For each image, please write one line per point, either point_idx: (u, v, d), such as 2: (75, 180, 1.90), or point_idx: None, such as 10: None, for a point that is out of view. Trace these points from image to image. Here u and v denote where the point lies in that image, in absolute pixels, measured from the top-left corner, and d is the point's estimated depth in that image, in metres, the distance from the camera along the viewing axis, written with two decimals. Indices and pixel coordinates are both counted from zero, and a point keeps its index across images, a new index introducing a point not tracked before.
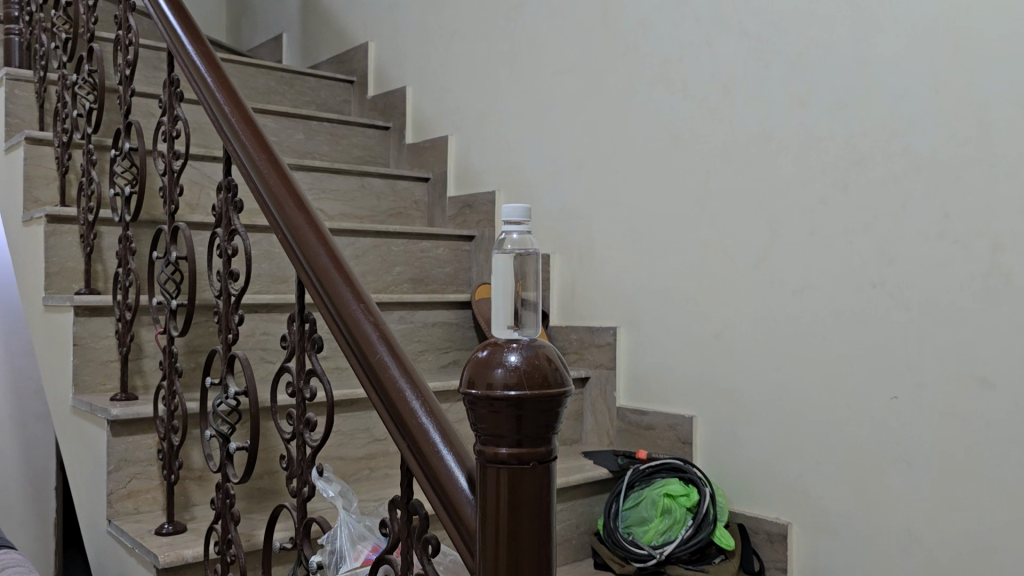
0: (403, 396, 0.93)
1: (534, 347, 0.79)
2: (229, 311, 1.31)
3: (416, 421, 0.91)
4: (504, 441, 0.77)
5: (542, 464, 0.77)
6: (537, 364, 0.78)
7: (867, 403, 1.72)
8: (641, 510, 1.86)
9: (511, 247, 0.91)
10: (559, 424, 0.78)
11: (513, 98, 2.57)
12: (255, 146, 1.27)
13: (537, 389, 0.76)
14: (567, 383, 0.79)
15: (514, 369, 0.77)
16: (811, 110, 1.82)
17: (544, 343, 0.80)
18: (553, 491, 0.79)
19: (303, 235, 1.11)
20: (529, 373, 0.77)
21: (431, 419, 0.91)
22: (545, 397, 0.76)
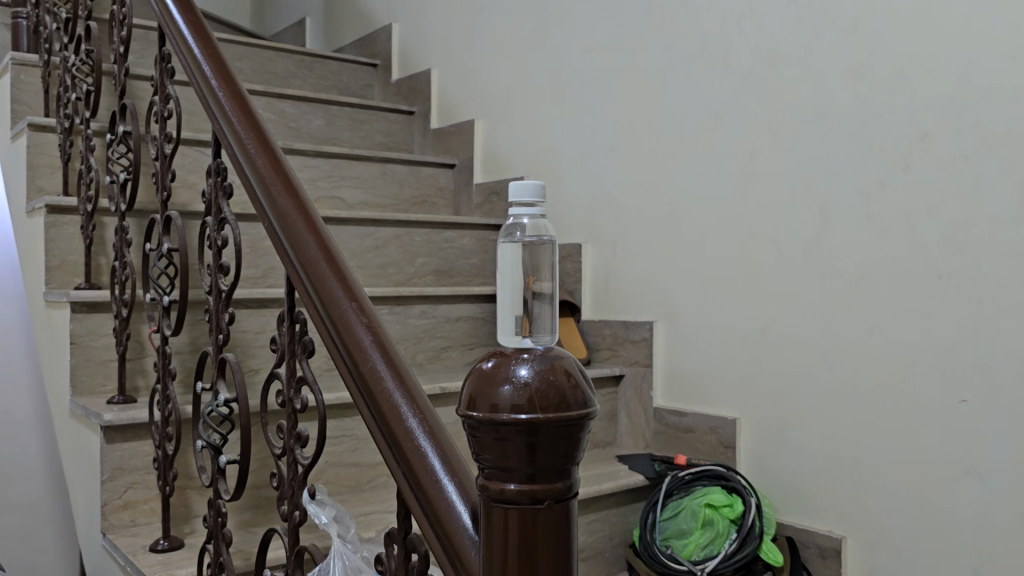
0: (399, 415, 0.79)
1: (550, 358, 0.64)
2: (219, 308, 1.18)
3: (413, 443, 0.77)
4: (513, 476, 0.62)
5: (559, 504, 0.63)
6: (554, 381, 0.63)
7: (931, 407, 1.55)
8: (681, 522, 1.71)
9: (521, 238, 0.78)
10: (581, 454, 0.64)
11: (542, 78, 2.42)
12: (243, 125, 1.13)
13: (552, 413, 0.62)
14: (590, 405, 0.64)
15: (525, 386, 0.62)
16: (868, 83, 1.65)
17: (563, 354, 0.66)
18: (575, 535, 0.64)
19: (290, 223, 0.97)
20: (543, 393, 0.62)
21: (431, 439, 0.77)
22: (562, 423, 0.62)
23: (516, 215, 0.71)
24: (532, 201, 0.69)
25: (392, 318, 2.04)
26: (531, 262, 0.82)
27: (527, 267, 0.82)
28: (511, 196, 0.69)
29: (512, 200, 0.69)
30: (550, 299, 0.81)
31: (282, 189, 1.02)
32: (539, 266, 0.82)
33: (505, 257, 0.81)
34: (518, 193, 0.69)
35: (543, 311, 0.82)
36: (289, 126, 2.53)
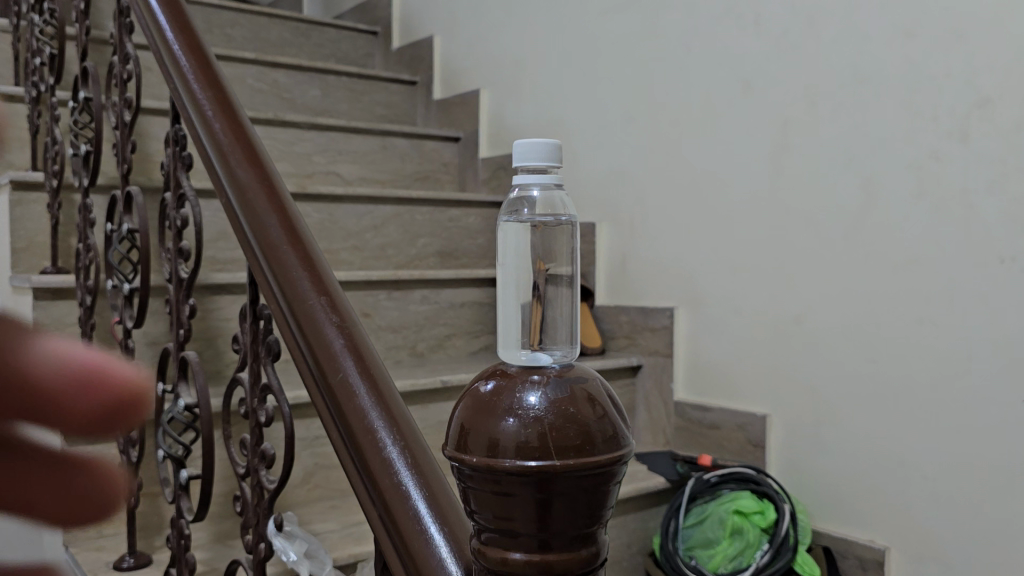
0: (375, 440, 0.62)
1: (569, 382, 0.48)
2: (179, 299, 1.03)
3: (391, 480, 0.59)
4: (520, 542, 0.46)
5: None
6: (575, 414, 0.47)
7: (989, 406, 1.39)
8: (706, 530, 1.55)
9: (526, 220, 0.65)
10: (609, 511, 0.48)
11: (553, 44, 2.24)
12: (200, 83, 0.95)
13: (572, 459, 0.45)
14: (623, 447, 0.48)
15: (536, 420, 0.46)
16: (917, 42, 1.47)
17: (586, 374, 0.50)
18: None
19: (250, 198, 0.81)
20: (559, 430, 0.46)
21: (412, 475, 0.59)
22: (586, 472, 0.46)
23: (523, 186, 0.57)
24: (542, 165, 0.55)
25: (391, 304, 1.87)
26: (542, 244, 0.70)
27: (537, 250, 0.70)
28: (519, 155, 0.55)
29: (519, 163, 0.55)
30: (566, 291, 0.69)
31: (243, 158, 0.85)
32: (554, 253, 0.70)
33: (513, 239, 0.67)
34: (529, 154, 0.55)
35: (557, 305, 0.69)
36: (283, 97, 2.36)
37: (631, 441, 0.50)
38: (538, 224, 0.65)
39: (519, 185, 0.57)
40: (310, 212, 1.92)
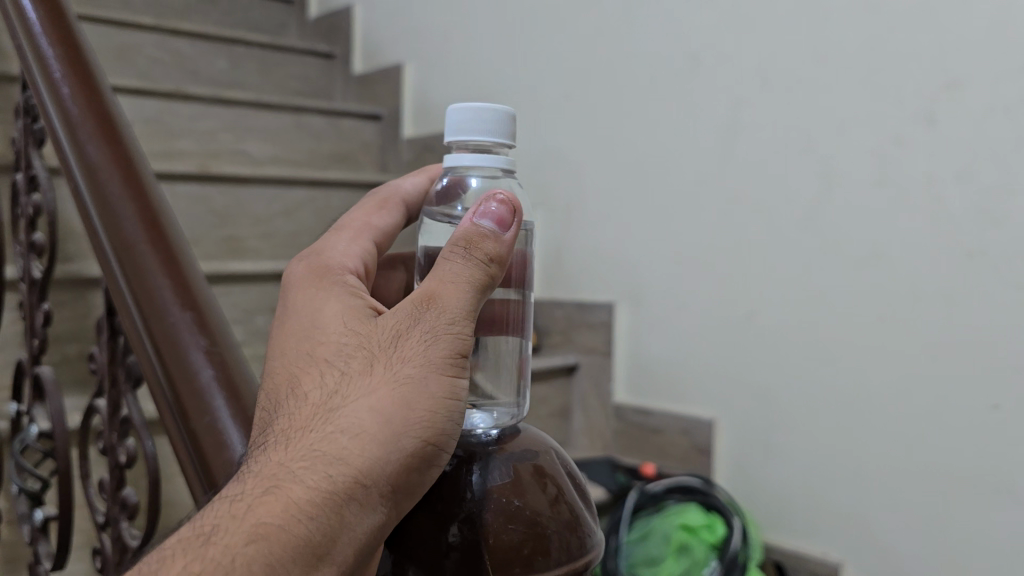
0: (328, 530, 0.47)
1: (511, 462, 0.44)
2: (31, 304, 0.85)
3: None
4: None
5: None
6: (517, 508, 0.41)
7: (955, 415, 1.28)
8: (650, 546, 1.42)
9: None
10: None
11: (481, 16, 2.08)
12: (48, 34, 0.76)
13: (518, 567, 0.39)
14: (585, 549, 0.42)
15: (467, 521, 0.40)
16: (882, 18, 1.35)
17: (538, 453, 0.45)
18: None
19: (100, 178, 0.63)
20: (497, 531, 0.40)
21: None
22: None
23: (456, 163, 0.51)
24: (485, 140, 0.49)
25: None
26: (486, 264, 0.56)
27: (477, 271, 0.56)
28: (453, 132, 0.50)
29: (457, 139, 0.49)
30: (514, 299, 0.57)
31: (96, 133, 0.67)
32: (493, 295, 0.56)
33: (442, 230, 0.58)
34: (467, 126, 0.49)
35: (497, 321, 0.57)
36: (185, 68, 2.14)
37: (600, 538, 0.44)
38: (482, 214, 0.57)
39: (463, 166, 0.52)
40: (214, 194, 1.72)
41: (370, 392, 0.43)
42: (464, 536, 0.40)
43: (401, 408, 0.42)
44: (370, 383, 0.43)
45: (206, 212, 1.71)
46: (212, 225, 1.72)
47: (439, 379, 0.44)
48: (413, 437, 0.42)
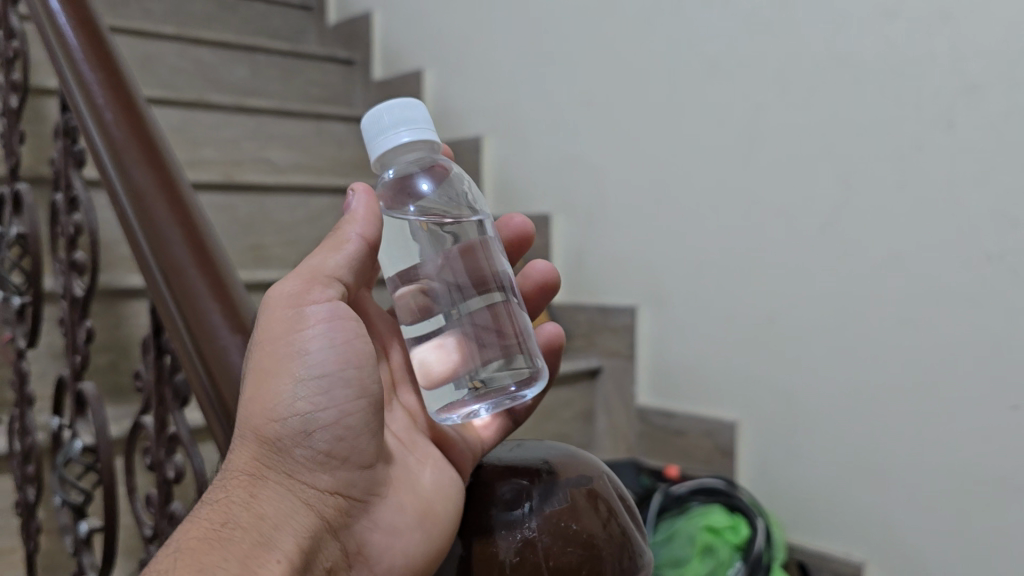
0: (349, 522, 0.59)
1: (567, 488, 0.56)
2: (73, 321, 0.87)
3: (365, 520, 0.60)
4: None
5: None
6: (567, 529, 0.53)
7: (976, 417, 1.29)
8: (675, 548, 1.43)
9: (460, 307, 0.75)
10: None
11: (501, 20, 2.10)
12: (88, 60, 0.78)
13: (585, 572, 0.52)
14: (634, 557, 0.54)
15: (528, 541, 0.52)
16: (899, 22, 1.35)
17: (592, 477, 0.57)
18: None
19: (148, 206, 0.66)
20: (554, 550, 0.52)
21: (387, 520, 0.61)
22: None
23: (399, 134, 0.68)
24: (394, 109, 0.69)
25: None
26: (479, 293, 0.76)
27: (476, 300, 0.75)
28: (383, 117, 0.69)
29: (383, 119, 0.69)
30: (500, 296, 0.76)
31: (141, 158, 0.69)
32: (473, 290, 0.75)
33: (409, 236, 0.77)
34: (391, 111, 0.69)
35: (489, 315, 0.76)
36: (208, 77, 2.16)
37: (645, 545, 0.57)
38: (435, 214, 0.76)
39: (394, 155, 0.70)
40: (238, 202, 1.74)
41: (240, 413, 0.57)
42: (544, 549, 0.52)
43: (260, 405, 0.57)
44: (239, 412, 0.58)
45: (232, 220, 1.73)
46: (237, 234, 1.74)
47: (281, 355, 0.58)
48: (274, 419, 0.56)
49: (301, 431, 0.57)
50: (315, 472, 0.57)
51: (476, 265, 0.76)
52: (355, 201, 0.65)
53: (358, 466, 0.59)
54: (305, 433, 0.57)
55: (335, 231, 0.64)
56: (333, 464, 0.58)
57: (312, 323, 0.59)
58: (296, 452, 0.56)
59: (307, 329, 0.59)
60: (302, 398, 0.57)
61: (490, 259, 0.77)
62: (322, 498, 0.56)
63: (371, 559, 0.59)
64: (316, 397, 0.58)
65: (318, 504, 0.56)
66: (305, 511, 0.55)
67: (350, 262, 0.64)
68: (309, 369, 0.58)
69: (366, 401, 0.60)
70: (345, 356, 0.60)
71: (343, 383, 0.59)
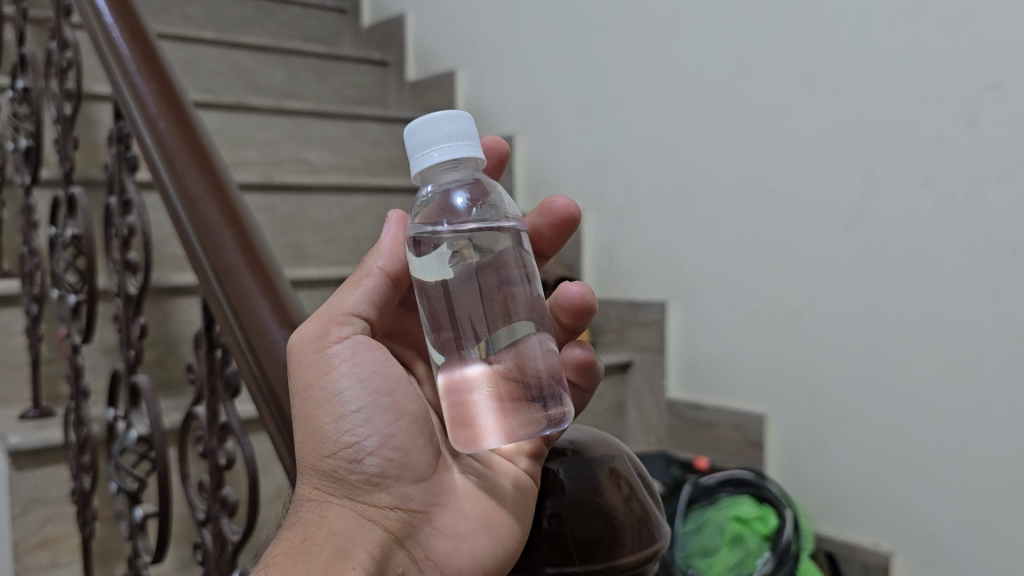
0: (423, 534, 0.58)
1: (575, 441, 0.49)
2: (128, 317, 0.92)
3: (429, 527, 0.58)
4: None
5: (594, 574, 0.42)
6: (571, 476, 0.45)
7: (1000, 410, 1.30)
8: (704, 538, 1.47)
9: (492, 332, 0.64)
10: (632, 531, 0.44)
11: (532, 21, 2.13)
12: (140, 70, 0.83)
13: (596, 561, 0.42)
14: (655, 539, 0.45)
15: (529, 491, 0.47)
16: (924, 20, 1.37)
17: (613, 451, 0.47)
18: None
19: (201, 209, 0.70)
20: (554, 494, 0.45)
21: (453, 524, 0.59)
22: (574, 506, 0.44)
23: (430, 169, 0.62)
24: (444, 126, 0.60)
25: None
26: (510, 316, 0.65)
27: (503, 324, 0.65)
28: (419, 136, 0.61)
29: (421, 140, 0.61)
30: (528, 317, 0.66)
31: (192, 164, 0.74)
32: (498, 313, 0.66)
33: (433, 256, 0.64)
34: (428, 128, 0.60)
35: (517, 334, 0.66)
36: (246, 80, 2.22)
37: (665, 522, 0.47)
38: (467, 233, 0.64)
39: (433, 173, 0.62)
40: (277, 203, 1.79)
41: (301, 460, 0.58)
42: (549, 529, 0.44)
43: (311, 449, 0.58)
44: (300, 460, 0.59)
45: (271, 220, 1.79)
46: (276, 233, 1.79)
47: (317, 396, 0.58)
48: (324, 458, 0.57)
49: (348, 461, 0.57)
50: (368, 496, 0.56)
51: (504, 285, 0.66)
52: (384, 231, 0.64)
53: (414, 480, 0.58)
54: (353, 462, 0.57)
55: (357, 266, 0.63)
56: (387, 484, 0.57)
57: (340, 363, 0.58)
58: (351, 479, 0.57)
59: (333, 366, 0.58)
60: (344, 432, 0.57)
61: (522, 280, 0.66)
62: (381, 517, 0.56)
63: (442, 562, 0.58)
64: (355, 427, 0.57)
65: (378, 525, 0.55)
66: (365, 534, 0.54)
67: (371, 297, 0.62)
68: (343, 402, 0.57)
69: (406, 419, 0.59)
70: (377, 384, 0.58)
71: (377, 406, 0.58)
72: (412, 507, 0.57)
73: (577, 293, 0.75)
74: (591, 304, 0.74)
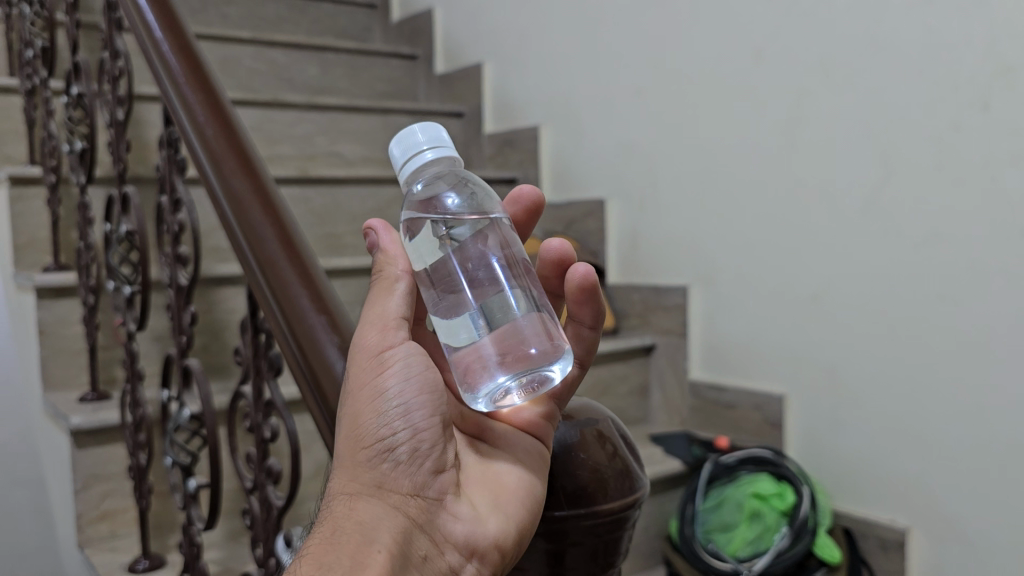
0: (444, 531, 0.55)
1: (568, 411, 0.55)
2: (179, 306, 1.01)
3: (447, 515, 0.56)
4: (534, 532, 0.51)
5: (584, 522, 0.50)
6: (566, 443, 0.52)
7: (1012, 385, 1.35)
8: (724, 514, 1.53)
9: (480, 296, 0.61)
10: (616, 484, 0.51)
11: (557, 14, 2.19)
12: (188, 80, 0.90)
13: (582, 507, 0.50)
14: (635, 490, 0.52)
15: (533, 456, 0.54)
16: (936, 9, 1.41)
17: (597, 416, 0.54)
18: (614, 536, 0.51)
19: (246, 209, 0.78)
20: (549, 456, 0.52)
21: (471, 511, 0.57)
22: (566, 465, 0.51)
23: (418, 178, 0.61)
24: (419, 138, 0.60)
25: None
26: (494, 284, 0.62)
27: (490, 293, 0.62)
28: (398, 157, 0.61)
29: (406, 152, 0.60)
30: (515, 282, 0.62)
31: (237, 168, 0.81)
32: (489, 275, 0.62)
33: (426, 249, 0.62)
34: (401, 142, 0.61)
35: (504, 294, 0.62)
36: (281, 77, 2.29)
37: (646, 477, 0.54)
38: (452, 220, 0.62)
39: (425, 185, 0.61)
40: (312, 196, 1.88)
41: (338, 454, 0.55)
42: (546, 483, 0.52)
43: (348, 442, 0.55)
44: (335, 455, 0.56)
45: (306, 212, 1.87)
46: (312, 225, 1.88)
47: (364, 390, 0.56)
48: (361, 450, 0.54)
49: (382, 453, 0.54)
50: (399, 485, 0.54)
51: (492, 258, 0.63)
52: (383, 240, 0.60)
53: (439, 470, 0.56)
54: (386, 453, 0.54)
55: (379, 272, 0.59)
56: (414, 475, 0.55)
57: (389, 363, 0.56)
58: (383, 469, 0.54)
59: (387, 360, 0.56)
60: (384, 424, 0.54)
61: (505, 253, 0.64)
62: (405, 506, 0.54)
63: (462, 549, 0.56)
64: (393, 418, 0.54)
65: (402, 515, 0.53)
66: (393, 524, 0.52)
67: (409, 301, 0.59)
68: (388, 393, 0.55)
69: (441, 413, 0.56)
70: (421, 381, 0.56)
71: (419, 398, 0.55)
72: (429, 496, 0.55)
73: (557, 247, 0.66)
74: (572, 260, 0.66)
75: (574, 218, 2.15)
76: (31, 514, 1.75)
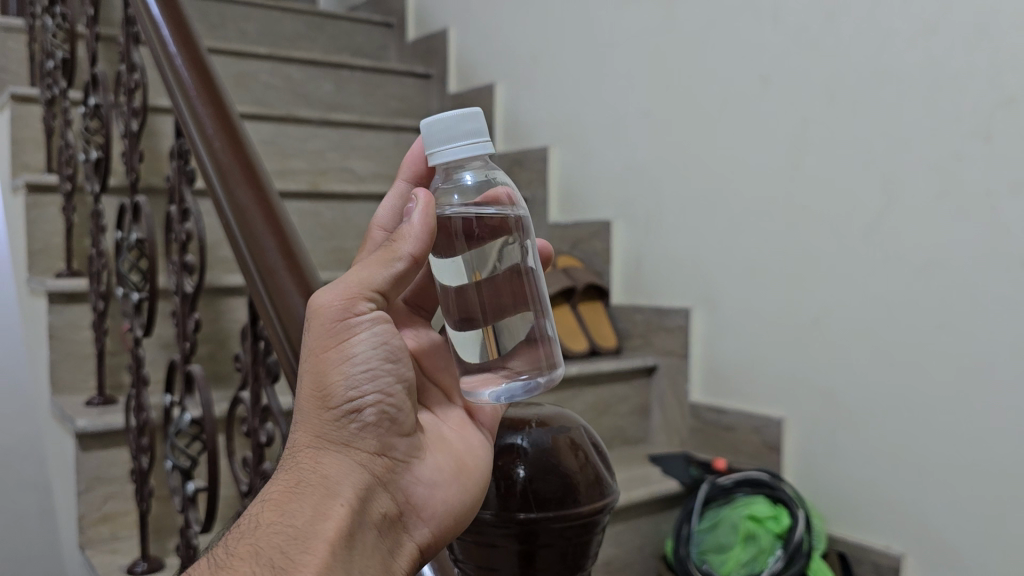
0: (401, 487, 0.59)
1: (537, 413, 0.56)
2: (184, 313, 1.04)
3: (410, 476, 0.60)
4: (498, 533, 0.53)
5: (555, 525, 0.52)
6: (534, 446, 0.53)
7: (1006, 414, 1.36)
8: (719, 535, 1.54)
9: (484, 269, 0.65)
10: (582, 490, 0.53)
11: (570, 37, 2.22)
12: (199, 95, 0.93)
13: (552, 510, 0.52)
14: (604, 497, 0.54)
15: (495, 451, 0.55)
16: (942, 39, 1.43)
17: (571, 423, 0.55)
18: (580, 539, 0.53)
19: (248, 220, 0.80)
20: (511, 455, 0.53)
21: (432, 475, 0.61)
22: (533, 468, 0.52)
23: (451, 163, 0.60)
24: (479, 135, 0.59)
25: None
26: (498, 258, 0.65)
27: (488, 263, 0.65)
28: (433, 133, 0.59)
29: (434, 146, 0.59)
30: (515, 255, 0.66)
31: (243, 180, 0.84)
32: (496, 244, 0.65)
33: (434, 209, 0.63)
34: (453, 125, 0.59)
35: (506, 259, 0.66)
36: (296, 93, 2.33)
37: (615, 483, 0.56)
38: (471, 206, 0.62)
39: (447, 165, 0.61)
40: (322, 210, 1.91)
41: (302, 409, 0.58)
42: (516, 484, 0.53)
43: (314, 402, 0.57)
44: (299, 410, 0.58)
45: (315, 226, 1.90)
46: (321, 239, 1.91)
47: (330, 354, 0.58)
48: (328, 410, 0.57)
49: (350, 413, 0.57)
50: (362, 443, 0.57)
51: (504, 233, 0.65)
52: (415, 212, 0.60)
53: (402, 433, 0.59)
54: (354, 414, 0.57)
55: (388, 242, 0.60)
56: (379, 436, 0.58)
57: (359, 331, 0.58)
58: (348, 428, 0.57)
59: (352, 329, 0.58)
60: (351, 387, 0.57)
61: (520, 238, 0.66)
62: (370, 465, 0.57)
63: (419, 509, 0.60)
64: (359, 381, 0.57)
65: (367, 472, 0.57)
66: (356, 479, 0.55)
67: (396, 278, 0.60)
68: (355, 359, 0.57)
69: (404, 380, 0.60)
70: (389, 348, 0.59)
71: (384, 364, 0.58)
72: (395, 456, 0.59)
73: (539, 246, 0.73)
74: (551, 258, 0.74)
75: (581, 238, 2.17)
76: (37, 516, 1.77)
